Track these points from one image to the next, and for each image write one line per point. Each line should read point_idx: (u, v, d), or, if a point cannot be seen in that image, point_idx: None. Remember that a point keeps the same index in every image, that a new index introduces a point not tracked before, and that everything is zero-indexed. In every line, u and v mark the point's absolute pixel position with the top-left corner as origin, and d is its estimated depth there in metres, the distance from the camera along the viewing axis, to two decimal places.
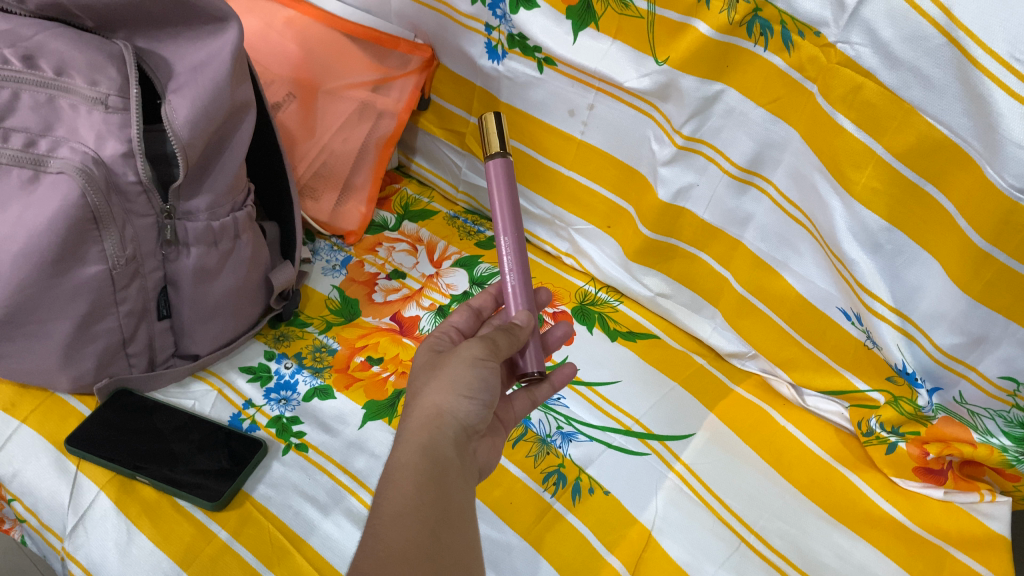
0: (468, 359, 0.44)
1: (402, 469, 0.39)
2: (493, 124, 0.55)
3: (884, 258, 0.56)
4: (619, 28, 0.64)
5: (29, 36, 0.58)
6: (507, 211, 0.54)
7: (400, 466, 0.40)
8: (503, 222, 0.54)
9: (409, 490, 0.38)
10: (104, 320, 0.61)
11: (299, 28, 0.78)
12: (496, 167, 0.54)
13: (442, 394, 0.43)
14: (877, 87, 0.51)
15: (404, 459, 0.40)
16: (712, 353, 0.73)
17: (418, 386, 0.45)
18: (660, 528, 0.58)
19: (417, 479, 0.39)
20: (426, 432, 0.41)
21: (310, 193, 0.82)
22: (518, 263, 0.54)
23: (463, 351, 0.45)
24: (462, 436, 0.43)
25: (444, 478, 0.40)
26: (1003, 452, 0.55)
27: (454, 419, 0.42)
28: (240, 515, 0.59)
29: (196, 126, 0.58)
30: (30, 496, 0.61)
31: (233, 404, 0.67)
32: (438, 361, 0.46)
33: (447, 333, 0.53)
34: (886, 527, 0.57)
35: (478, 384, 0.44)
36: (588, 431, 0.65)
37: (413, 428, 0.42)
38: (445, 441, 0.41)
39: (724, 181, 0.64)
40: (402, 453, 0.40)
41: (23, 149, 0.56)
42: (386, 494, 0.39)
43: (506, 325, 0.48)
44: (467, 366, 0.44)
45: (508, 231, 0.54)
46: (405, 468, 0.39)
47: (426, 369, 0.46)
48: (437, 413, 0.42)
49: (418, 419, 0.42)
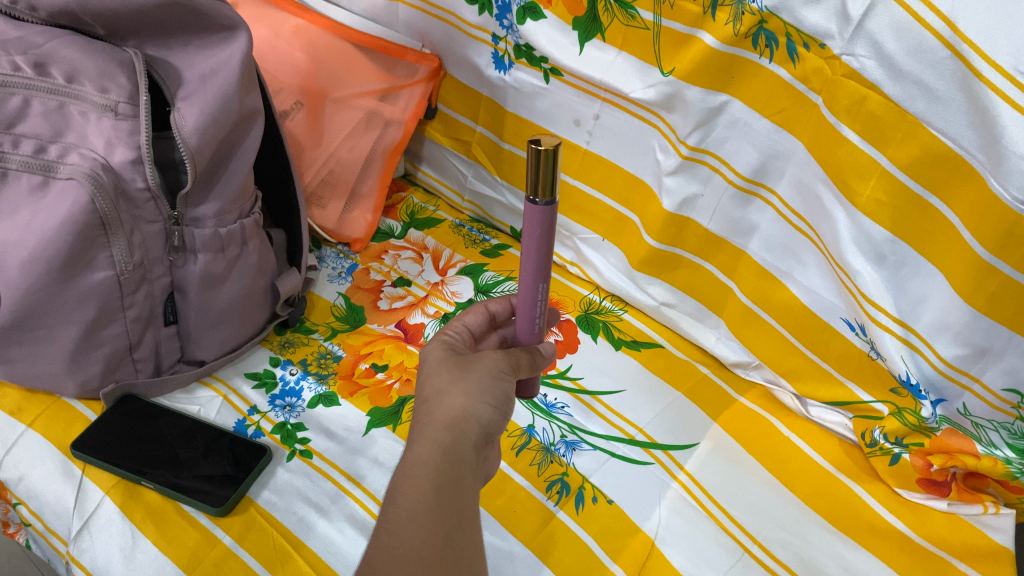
0: (493, 372, 0.44)
1: (420, 466, 0.39)
2: (542, 168, 0.39)
3: (888, 268, 0.56)
4: (625, 39, 0.65)
5: (40, 43, 0.58)
6: (537, 256, 0.44)
7: (417, 462, 0.40)
8: (533, 272, 0.45)
9: (425, 489, 0.39)
10: (110, 325, 0.62)
11: (307, 38, 0.79)
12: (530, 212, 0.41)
13: (465, 398, 0.42)
14: (881, 99, 0.51)
15: (422, 456, 0.40)
16: (716, 363, 0.73)
17: (440, 384, 0.43)
18: (663, 538, 0.58)
19: (435, 478, 0.39)
20: (449, 432, 0.41)
21: (317, 201, 0.83)
22: (536, 304, 0.47)
23: (488, 360, 0.45)
24: (481, 441, 0.43)
25: (458, 479, 0.40)
26: (1007, 464, 0.54)
27: (478, 423, 0.42)
28: (244, 520, 0.59)
29: (204, 134, 0.59)
30: (36, 500, 0.61)
31: (238, 410, 0.67)
32: (463, 362, 0.45)
33: (460, 335, 0.51)
34: (889, 538, 0.57)
35: (502, 396, 0.44)
36: (592, 440, 0.65)
37: (421, 435, 0.42)
38: (465, 445, 0.42)
39: (728, 191, 0.64)
40: (415, 453, 0.40)
41: (34, 156, 0.57)
42: (400, 490, 0.39)
43: (530, 349, 0.49)
44: (491, 378, 0.44)
45: (541, 279, 0.45)
46: (423, 465, 0.39)
47: (451, 367, 0.44)
48: (462, 415, 0.42)
49: (440, 417, 0.42)
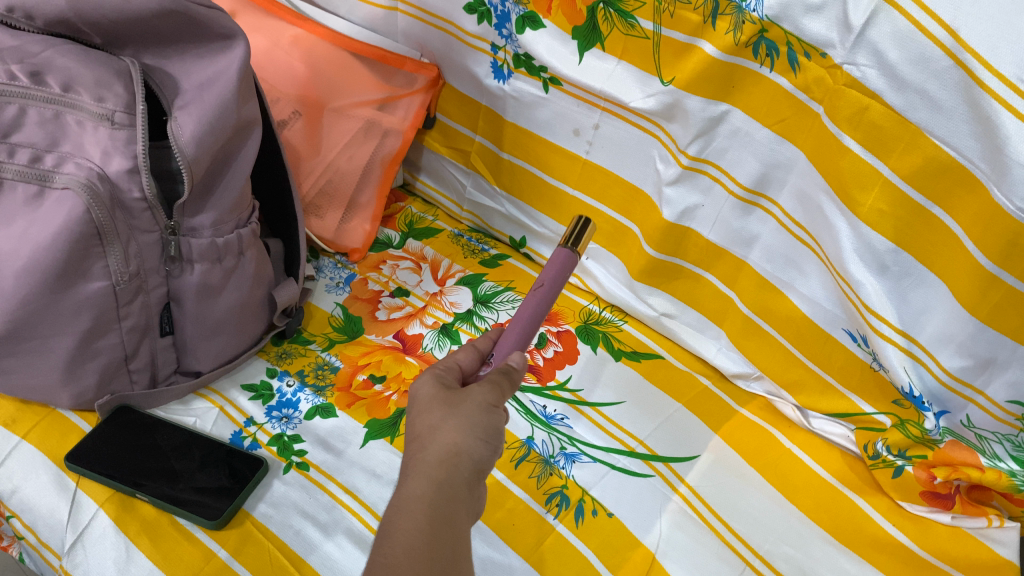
0: (481, 405, 0.44)
1: (414, 501, 0.39)
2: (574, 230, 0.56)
3: (890, 279, 0.55)
4: (625, 48, 0.64)
5: (36, 52, 0.58)
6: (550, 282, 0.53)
7: (411, 499, 0.39)
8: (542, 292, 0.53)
9: (420, 523, 0.38)
10: (106, 336, 0.61)
11: (306, 47, 0.78)
12: (560, 255, 0.54)
13: (459, 433, 0.42)
14: (883, 108, 0.50)
15: (415, 492, 0.39)
16: (716, 374, 0.72)
17: (432, 420, 0.43)
18: (664, 551, 0.58)
19: (429, 513, 0.39)
20: (442, 468, 0.41)
21: (315, 211, 0.82)
22: (531, 318, 0.52)
23: (475, 394, 0.44)
24: (474, 476, 0.42)
25: (453, 516, 0.39)
26: (1011, 477, 0.54)
27: (470, 459, 0.42)
28: (240, 534, 0.59)
29: (202, 143, 0.58)
30: (29, 513, 0.61)
31: (235, 422, 0.67)
32: (453, 398, 0.44)
33: (450, 372, 0.48)
34: (893, 552, 0.57)
35: (492, 430, 0.43)
36: (591, 453, 0.65)
37: (423, 462, 0.41)
38: (459, 480, 0.41)
39: (729, 202, 0.64)
40: (414, 485, 0.40)
41: (29, 165, 0.56)
42: (395, 525, 0.38)
43: (505, 367, 0.47)
44: (481, 411, 0.44)
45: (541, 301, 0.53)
46: (416, 501, 0.39)
47: (440, 404, 0.43)
48: (454, 451, 0.41)
49: (434, 453, 0.41)
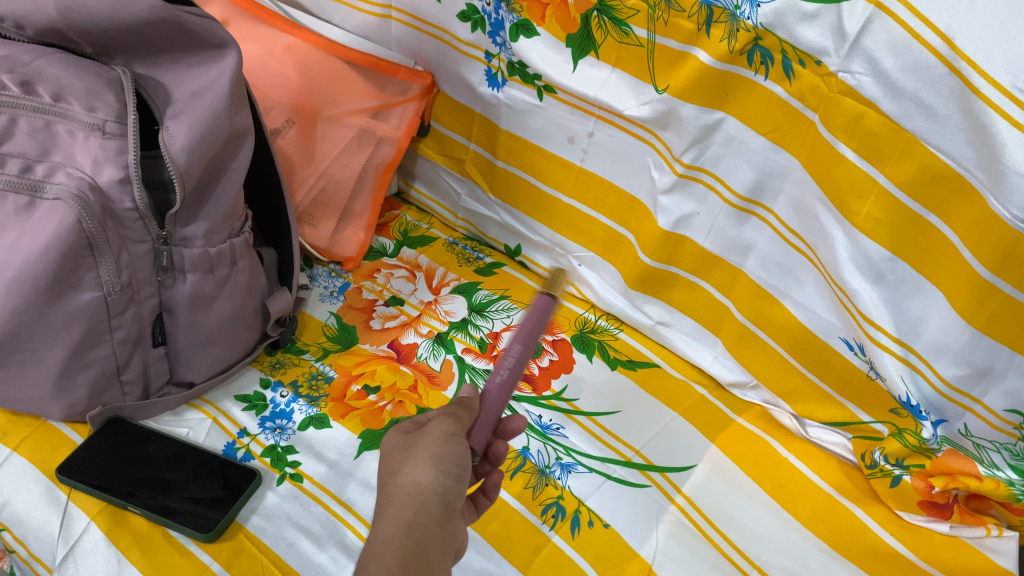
0: (442, 436, 0.44)
1: (386, 544, 0.39)
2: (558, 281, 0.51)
3: (886, 288, 0.55)
4: (619, 57, 0.64)
5: (27, 62, 0.58)
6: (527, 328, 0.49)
7: (384, 541, 0.40)
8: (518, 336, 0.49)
9: (391, 565, 0.38)
10: (98, 347, 0.60)
11: (299, 55, 0.78)
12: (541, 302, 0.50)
13: (422, 469, 0.43)
14: (879, 116, 0.50)
15: (387, 535, 0.40)
16: (713, 383, 0.72)
17: (393, 466, 0.44)
18: (661, 563, 0.57)
19: (401, 555, 0.39)
20: (410, 508, 0.41)
21: (309, 219, 0.81)
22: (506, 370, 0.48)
23: (433, 429, 0.45)
24: (444, 511, 0.43)
25: (425, 554, 0.40)
26: (1009, 486, 0.53)
27: (436, 496, 0.42)
28: (233, 547, 0.58)
29: (194, 152, 0.58)
30: (20, 526, 0.59)
31: (228, 433, 0.66)
32: (412, 439, 0.45)
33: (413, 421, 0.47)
34: (891, 563, 0.56)
35: (452, 458, 0.44)
36: (588, 463, 0.64)
37: (393, 504, 0.41)
38: (429, 518, 0.42)
39: (724, 210, 0.63)
40: (385, 527, 0.40)
41: (20, 175, 0.56)
42: (366, 570, 0.39)
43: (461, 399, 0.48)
44: (440, 443, 0.44)
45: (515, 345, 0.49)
46: (389, 544, 0.39)
47: (399, 450, 0.45)
48: (418, 489, 0.42)
49: (399, 495, 0.42)
